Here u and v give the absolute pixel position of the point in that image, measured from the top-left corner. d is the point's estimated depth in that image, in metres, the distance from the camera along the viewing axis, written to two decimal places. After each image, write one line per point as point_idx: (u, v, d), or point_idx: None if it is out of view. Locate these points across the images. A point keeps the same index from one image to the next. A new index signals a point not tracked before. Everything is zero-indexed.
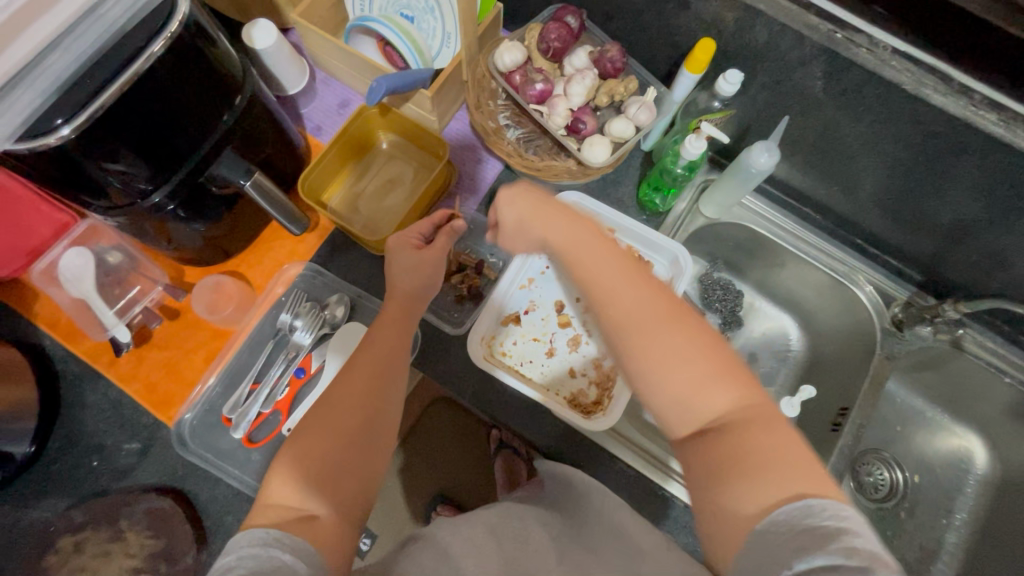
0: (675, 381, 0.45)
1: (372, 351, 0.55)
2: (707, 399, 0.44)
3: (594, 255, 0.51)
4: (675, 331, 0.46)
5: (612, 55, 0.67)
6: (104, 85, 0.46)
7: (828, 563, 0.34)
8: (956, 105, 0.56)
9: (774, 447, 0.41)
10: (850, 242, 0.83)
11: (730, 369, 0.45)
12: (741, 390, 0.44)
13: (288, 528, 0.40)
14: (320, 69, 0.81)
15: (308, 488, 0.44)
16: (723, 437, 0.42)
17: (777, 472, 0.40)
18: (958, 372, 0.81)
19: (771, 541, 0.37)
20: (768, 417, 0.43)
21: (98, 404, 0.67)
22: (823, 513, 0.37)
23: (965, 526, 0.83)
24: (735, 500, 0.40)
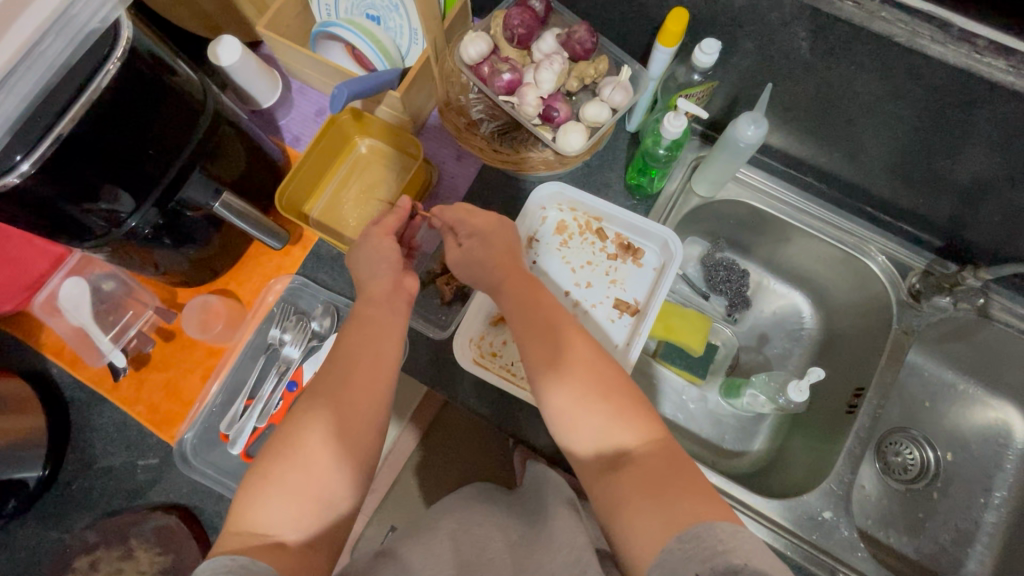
0: (591, 421, 0.53)
1: (348, 362, 0.55)
2: (618, 436, 0.52)
3: (532, 310, 0.60)
4: (590, 378, 0.55)
5: (580, 36, 0.64)
6: (57, 118, 0.46)
7: (732, 567, 0.40)
8: (958, 54, 0.51)
9: (676, 480, 0.48)
10: (861, 210, 0.77)
11: (635, 410, 0.53)
12: (647, 429, 0.52)
13: (255, 554, 0.44)
14: (294, 79, 0.81)
15: (277, 514, 0.47)
16: (633, 468, 0.50)
17: (678, 500, 0.46)
18: (988, 342, 0.75)
19: (676, 556, 0.42)
20: (669, 451, 0.51)
21: (106, 427, 0.70)
22: (724, 532, 0.42)
23: (1005, 505, 0.78)
24: (645, 520, 0.46)
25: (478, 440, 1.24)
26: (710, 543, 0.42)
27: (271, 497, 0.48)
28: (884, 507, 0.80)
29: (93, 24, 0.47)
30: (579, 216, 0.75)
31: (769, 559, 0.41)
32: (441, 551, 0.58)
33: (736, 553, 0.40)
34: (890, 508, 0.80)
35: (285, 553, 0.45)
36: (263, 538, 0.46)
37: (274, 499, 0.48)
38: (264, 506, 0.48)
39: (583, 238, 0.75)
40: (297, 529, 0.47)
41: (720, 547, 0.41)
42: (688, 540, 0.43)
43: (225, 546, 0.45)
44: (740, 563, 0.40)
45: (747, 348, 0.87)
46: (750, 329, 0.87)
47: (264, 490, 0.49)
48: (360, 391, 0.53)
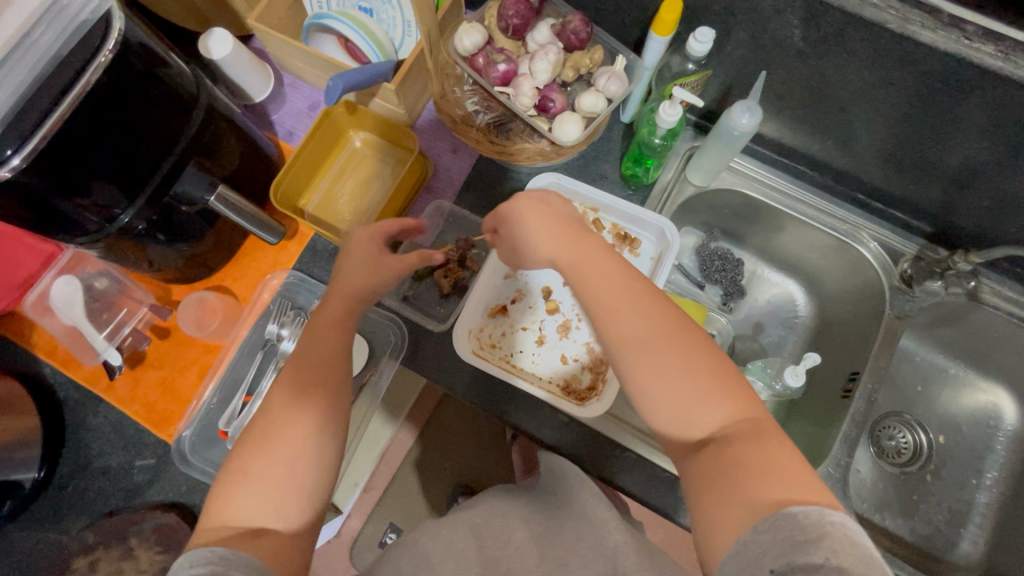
0: (676, 396, 0.47)
1: (332, 351, 0.54)
2: (707, 413, 0.46)
3: (604, 273, 0.54)
4: (674, 348, 0.49)
5: (574, 26, 0.64)
6: (48, 110, 0.45)
7: (810, 566, 0.35)
8: (948, 40, 0.52)
9: (772, 459, 0.42)
10: (852, 198, 0.78)
11: (726, 383, 0.47)
12: (742, 403, 0.46)
13: (234, 545, 0.42)
14: (286, 73, 0.80)
15: (254, 504, 0.46)
16: (724, 447, 0.44)
17: (764, 484, 0.41)
18: (978, 325, 0.77)
19: (753, 548, 0.38)
20: (767, 429, 0.45)
21: (101, 427, 0.69)
22: (807, 520, 0.37)
23: (996, 485, 0.79)
24: (730, 503, 0.41)
25: (477, 434, 1.24)
26: (788, 533, 0.37)
27: (247, 486, 0.46)
28: (878, 491, 0.82)
29: (83, 15, 0.46)
30: (575, 207, 0.75)
31: (859, 559, 0.35)
32: (464, 546, 0.59)
33: (818, 549, 0.36)
34: (884, 491, 0.82)
35: (267, 543, 0.43)
36: (243, 529, 0.44)
37: (251, 489, 0.46)
38: (241, 495, 0.46)
39: None
40: (278, 517, 0.46)
41: (801, 539, 0.36)
42: (766, 531, 0.38)
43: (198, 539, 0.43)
44: (820, 560, 0.35)
45: (742, 336, 0.88)
46: (745, 318, 0.88)
47: (238, 483, 0.47)
48: (326, 379, 0.53)
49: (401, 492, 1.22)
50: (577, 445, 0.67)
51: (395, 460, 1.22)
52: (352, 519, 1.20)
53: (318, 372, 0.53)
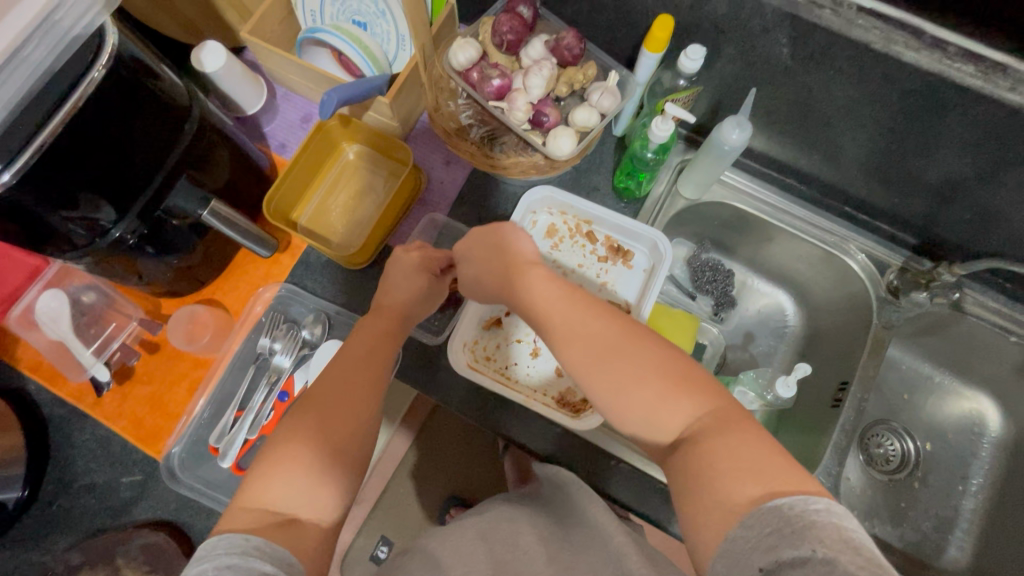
0: (638, 407, 0.48)
1: (362, 360, 0.56)
2: (670, 415, 0.47)
3: (552, 299, 0.55)
4: (628, 358, 0.50)
5: (568, 42, 0.65)
6: (40, 126, 0.45)
7: (796, 558, 0.35)
8: (930, 60, 0.53)
9: (738, 451, 0.42)
10: (839, 210, 0.80)
11: (683, 382, 0.48)
12: (701, 398, 0.47)
13: (270, 534, 0.42)
14: (279, 85, 0.80)
15: (290, 491, 0.45)
16: (693, 447, 0.44)
17: (744, 476, 0.41)
18: (962, 335, 0.78)
19: (742, 545, 0.38)
20: (730, 419, 0.45)
21: (87, 443, 0.68)
22: (794, 511, 0.38)
23: (981, 492, 0.81)
24: (717, 498, 0.41)
25: (469, 445, 1.24)
26: (775, 526, 0.37)
27: (282, 475, 0.46)
28: (867, 498, 0.83)
29: (76, 30, 0.46)
30: (569, 220, 0.76)
31: (846, 546, 0.35)
32: (472, 550, 0.60)
33: (805, 540, 0.36)
34: (873, 499, 0.83)
35: (300, 534, 0.43)
36: (275, 515, 0.44)
37: (289, 475, 0.46)
38: (277, 483, 0.46)
39: (574, 241, 0.76)
40: (311, 509, 0.45)
41: (788, 532, 0.37)
42: (752, 525, 0.38)
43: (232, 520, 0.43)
44: (807, 552, 0.35)
45: (733, 346, 0.89)
46: (735, 328, 0.89)
47: (276, 470, 0.46)
48: (362, 383, 0.54)
49: (392, 503, 1.20)
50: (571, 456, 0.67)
51: (386, 470, 1.21)
52: (343, 531, 1.19)
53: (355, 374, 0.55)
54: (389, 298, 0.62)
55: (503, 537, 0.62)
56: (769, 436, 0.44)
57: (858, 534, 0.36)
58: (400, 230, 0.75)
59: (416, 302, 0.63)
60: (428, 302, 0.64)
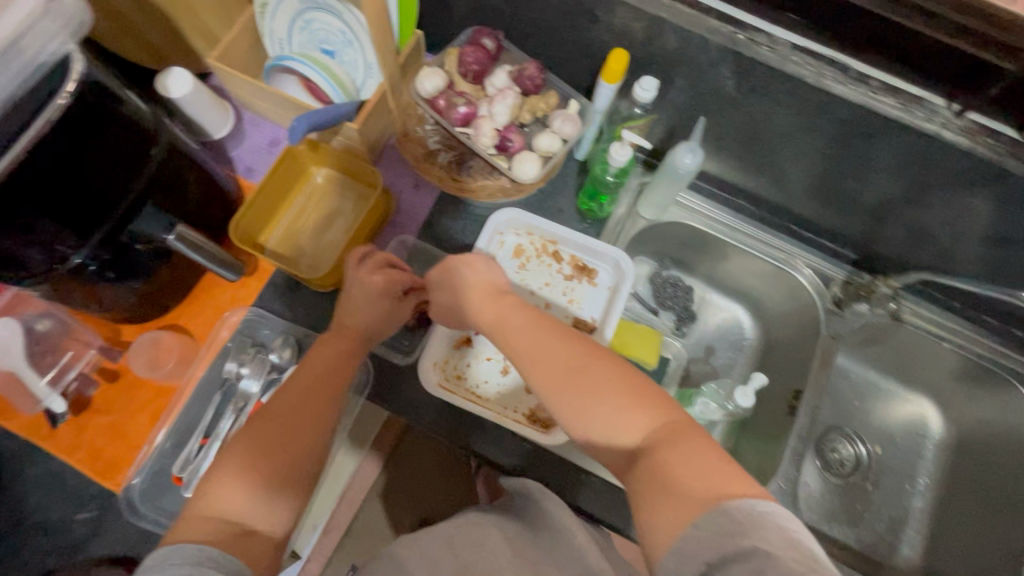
0: (595, 420, 0.50)
1: (326, 376, 0.58)
2: (627, 428, 0.49)
3: (518, 322, 0.58)
4: (589, 375, 0.52)
5: (530, 73, 0.69)
6: (2, 150, 0.45)
7: (742, 554, 0.38)
8: (857, 93, 0.59)
9: (688, 459, 0.44)
10: (786, 228, 0.85)
11: (640, 397, 0.50)
12: (657, 412, 0.49)
13: (224, 544, 0.44)
14: (246, 110, 0.80)
15: (249, 503, 0.48)
16: (647, 458, 0.46)
17: (698, 479, 0.43)
18: (903, 343, 0.84)
19: (692, 543, 0.40)
20: (682, 431, 0.47)
21: (41, 478, 0.66)
22: (740, 511, 0.40)
23: (928, 491, 0.86)
24: (674, 497, 0.43)
25: (441, 467, 1.23)
26: (723, 526, 0.40)
27: (242, 486, 0.49)
28: (826, 502, 0.87)
29: (42, 57, 0.46)
30: (535, 240, 0.78)
31: (787, 545, 0.38)
32: (439, 557, 0.62)
33: (749, 538, 0.38)
34: (832, 502, 0.87)
35: (253, 543, 0.46)
36: (232, 525, 0.46)
37: (248, 488, 0.49)
38: (235, 493, 0.48)
39: (540, 260, 0.78)
40: (267, 520, 0.48)
41: (735, 532, 0.39)
42: (704, 526, 0.40)
43: (191, 531, 0.45)
44: (750, 548, 0.38)
45: (696, 359, 0.92)
46: (697, 342, 0.93)
47: (235, 480, 0.49)
48: (324, 395, 0.57)
49: (362, 530, 1.18)
50: (542, 470, 0.68)
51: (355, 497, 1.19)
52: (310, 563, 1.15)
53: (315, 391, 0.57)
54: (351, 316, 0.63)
55: (471, 540, 0.64)
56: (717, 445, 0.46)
57: (798, 535, 0.39)
58: None
59: (378, 317, 0.64)
60: (392, 321, 0.66)
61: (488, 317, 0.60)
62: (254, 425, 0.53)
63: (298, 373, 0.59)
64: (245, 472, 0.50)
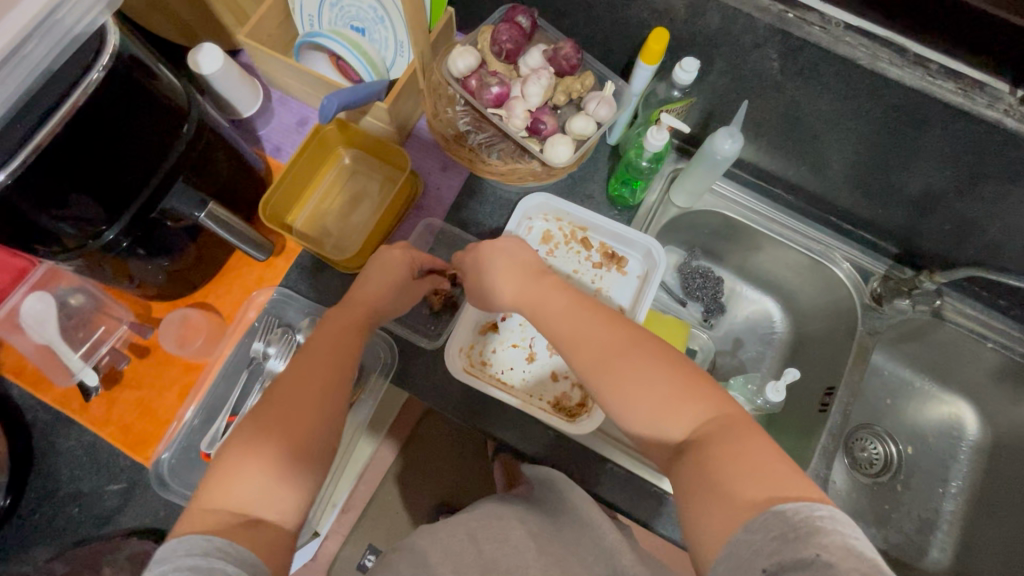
0: (644, 409, 0.49)
1: (331, 355, 0.55)
2: (678, 419, 0.48)
3: (561, 307, 0.57)
4: (638, 364, 0.50)
5: (566, 53, 0.66)
6: (37, 126, 0.45)
7: (801, 561, 0.36)
8: (913, 77, 0.56)
9: (742, 456, 0.43)
10: (824, 219, 0.83)
11: (690, 388, 0.49)
12: (709, 403, 0.48)
13: (233, 536, 0.42)
14: (274, 89, 0.80)
15: (258, 492, 0.46)
16: (698, 451, 0.45)
17: (751, 480, 0.42)
18: (942, 341, 0.81)
19: (746, 548, 0.39)
20: (735, 425, 0.46)
21: (72, 450, 0.67)
22: (797, 517, 0.38)
23: (960, 494, 0.84)
24: (727, 497, 0.42)
25: (458, 451, 1.23)
26: (779, 530, 0.38)
27: (248, 475, 0.46)
28: (852, 500, 0.85)
29: (77, 29, 0.46)
30: (564, 226, 0.77)
31: (849, 553, 0.36)
32: (462, 550, 0.62)
33: (808, 544, 0.37)
34: (859, 501, 0.85)
35: (265, 534, 0.44)
36: (238, 517, 0.44)
37: (254, 476, 0.46)
38: (242, 482, 0.46)
39: (569, 247, 0.77)
40: (276, 510, 0.46)
41: (792, 537, 0.37)
42: (756, 529, 0.39)
43: (194, 522, 0.43)
44: (810, 555, 0.36)
45: (723, 351, 0.90)
46: (724, 334, 0.91)
47: (239, 470, 0.46)
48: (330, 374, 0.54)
49: (379, 510, 1.19)
50: (567, 459, 0.68)
51: (374, 478, 1.20)
52: (329, 540, 1.17)
53: (321, 368, 0.54)
54: (363, 292, 0.62)
55: (493, 535, 0.64)
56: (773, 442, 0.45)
57: (857, 543, 0.37)
58: (396, 235, 0.75)
59: (388, 299, 0.62)
60: (403, 299, 0.65)
61: (529, 301, 0.60)
62: (259, 411, 0.50)
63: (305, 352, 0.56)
64: (254, 458, 0.47)
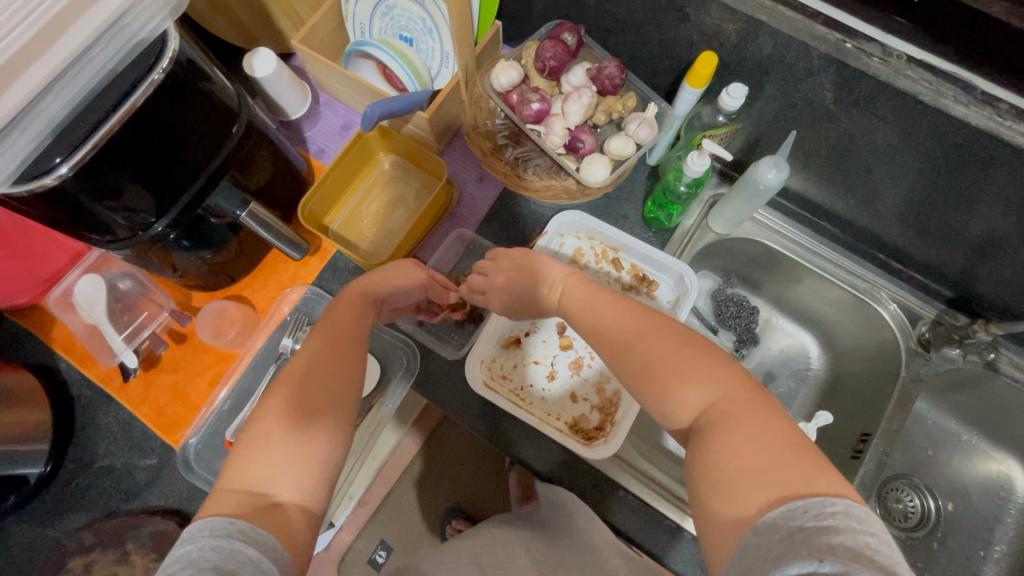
0: (650, 397, 0.49)
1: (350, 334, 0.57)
2: (681, 403, 0.47)
3: (582, 299, 0.59)
4: (647, 349, 0.51)
5: (610, 72, 0.65)
6: (99, 122, 0.47)
7: (806, 569, 0.34)
8: (979, 116, 0.52)
9: (740, 447, 0.41)
10: (872, 256, 0.79)
11: (692, 371, 0.47)
12: (714, 385, 0.46)
13: (252, 517, 0.41)
14: (323, 92, 0.82)
15: (279, 474, 0.45)
16: (698, 440, 0.44)
17: (751, 474, 0.40)
18: (995, 395, 0.76)
19: (752, 552, 0.37)
20: (733, 411, 0.44)
21: (109, 426, 0.70)
22: (806, 515, 0.36)
23: (1004, 559, 0.78)
24: (733, 500, 0.40)
25: (474, 457, 1.24)
26: (785, 532, 0.36)
27: (260, 454, 0.46)
28: None
29: (142, 33, 0.47)
30: (596, 245, 0.76)
31: (857, 554, 0.33)
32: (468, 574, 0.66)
33: (813, 548, 0.34)
34: None
35: (287, 517, 0.43)
36: (259, 498, 0.44)
37: (274, 457, 0.46)
38: (261, 465, 0.46)
39: (600, 266, 0.76)
40: (297, 491, 0.45)
41: (798, 538, 0.35)
42: (762, 531, 0.37)
43: (216, 504, 0.43)
44: (817, 562, 0.34)
45: None
46: (756, 366, 0.87)
47: (255, 450, 0.46)
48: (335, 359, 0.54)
49: (394, 508, 1.21)
50: (581, 483, 0.66)
51: (393, 474, 1.20)
52: (345, 532, 1.18)
53: (341, 354, 0.55)
54: (372, 279, 0.63)
55: (500, 565, 0.68)
56: (779, 430, 0.42)
57: (872, 542, 0.34)
58: (428, 243, 0.76)
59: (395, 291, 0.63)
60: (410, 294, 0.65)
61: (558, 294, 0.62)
62: None
63: (319, 327, 0.58)
64: (268, 438, 0.47)
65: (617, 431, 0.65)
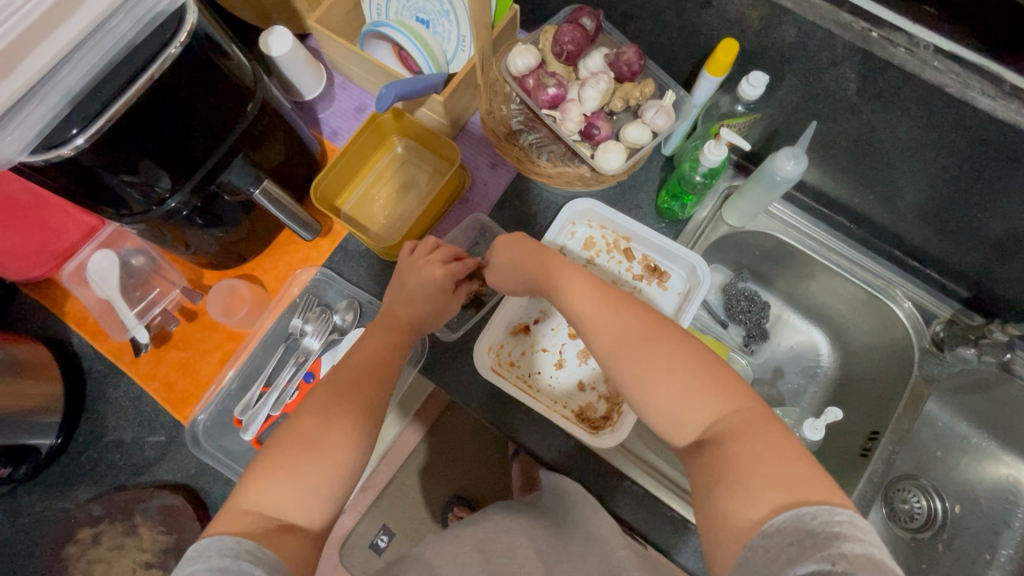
0: (663, 398, 0.49)
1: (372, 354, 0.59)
2: (696, 409, 0.48)
3: (583, 291, 0.57)
4: (660, 353, 0.51)
5: (628, 58, 0.65)
6: (116, 95, 0.46)
7: (818, 569, 0.35)
8: (1006, 109, 0.51)
9: (761, 455, 0.42)
10: (888, 253, 0.78)
11: (711, 382, 0.48)
12: (732, 397, 0.47)
13: (259, 537, 0.43)
14: (338, 74, 0.82)
15: (287, 500, 0.47)
16: (716, 446, 0.45)
17: (769, 481, 0.41)
18: (1008, 397, 0.75)
19: (761, 554, 0.38)
20: (756, 422, 0.45)
21: (120, 400, 0.71)
22: (816, 521, 0.37)
23: (1010, 563, 0.77)
24: (747, 502, 0.41)
25: (478, 447, 1.24)
26: (794, 536, 0.37)
27: (270, 479, 0.48)
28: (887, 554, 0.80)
29: (159, 7, 0.47)
30: (608, 235, 0.75)
31: (869, 562, 0.34)
32: (469, 559, 0.66)
33: (826, 552, 0.35)
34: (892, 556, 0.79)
35: (293, 541, 0.44)
36: (266, 521, 0.45)
37: (281, 484, 0.48)
38: (272, 490, 0.47)
39: (610, 257, 0.75)
40: (305, 517, 0.47)
41: (810, 543, 0.36)
42: (771, 533, 0.38)
43: (226, 524, 0.44)
44: (828, 563, 0.35)
45: (761, 380, 0.86)
46: (765, 362, 0.87)
47: (269, 473, 0.48)
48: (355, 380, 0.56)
49: (396, 494, 1.21)
50: (585, 471, 0.66)
51: (396, 459, 1.21)
52: (346, 515, 1.20)
53: (357, 383, 0.56)
54: (402, 308, 0.65)
55: (501, 550, 0.67)
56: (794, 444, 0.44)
57: (881, 552, 0.35)
58: (439, 227, 0.76)
59: (426, 316, 0.65)
60: (439, 308, 0.66)
61: (554, 282, 0.59)
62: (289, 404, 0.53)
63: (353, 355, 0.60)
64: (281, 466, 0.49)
65: (624, 421, 0.65)
